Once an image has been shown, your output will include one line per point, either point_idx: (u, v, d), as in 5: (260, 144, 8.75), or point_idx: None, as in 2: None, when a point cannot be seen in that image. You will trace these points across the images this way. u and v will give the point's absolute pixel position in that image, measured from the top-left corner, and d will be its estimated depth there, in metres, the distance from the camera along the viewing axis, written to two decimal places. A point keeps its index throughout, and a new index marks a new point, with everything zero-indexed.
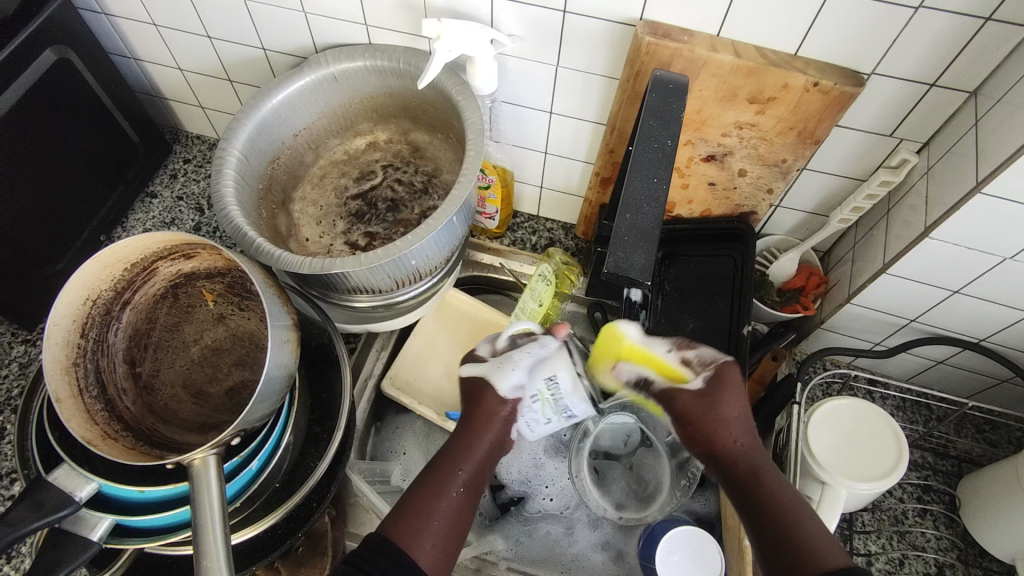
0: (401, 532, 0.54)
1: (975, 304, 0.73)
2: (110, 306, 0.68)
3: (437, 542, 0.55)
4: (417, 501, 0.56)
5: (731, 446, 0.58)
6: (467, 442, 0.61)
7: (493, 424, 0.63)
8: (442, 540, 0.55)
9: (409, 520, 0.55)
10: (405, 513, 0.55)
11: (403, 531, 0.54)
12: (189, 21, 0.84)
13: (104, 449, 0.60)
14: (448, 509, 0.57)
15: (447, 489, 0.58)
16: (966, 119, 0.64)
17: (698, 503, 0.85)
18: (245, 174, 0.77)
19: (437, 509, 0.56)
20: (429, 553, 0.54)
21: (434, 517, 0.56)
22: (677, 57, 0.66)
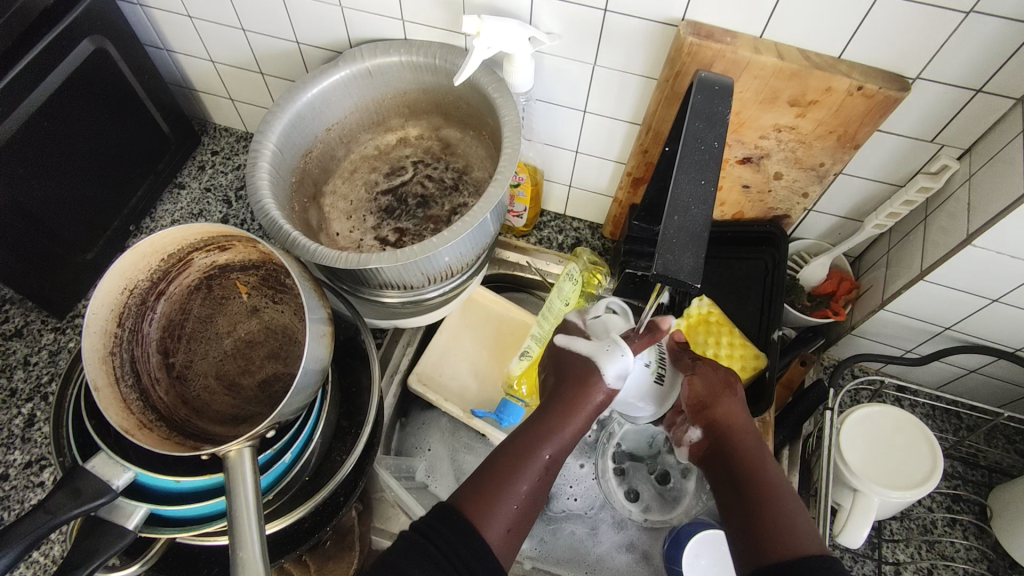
0: (477, 510, 0.50)
1: (1013, 313, 0.72)
2: (146, 296, 0.68)
3: (509, 522, 0.51)
4: (499, 475, 0.52)
5: (736, 429, 0.58)
6: (560, 422, 0.56)
7: (590, 409, 0.58)
8: (514, 524, 0.51)
9: (486, 496, 0.51)
10: (477, 490, 0.52)
11: (477, 507, 0.50)
12: (224, 14, 0.84)
13: (140, 438, 0.61)
14: (523, 490, 0.52)
15: (522, 468, 0.53)
16: (1012, 126, 0.63)
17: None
18: (279, 167, 0.77)
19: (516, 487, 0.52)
20: (501, 536, 0.50)
21: (508, 501, 0.51)
22: (720, 57, 0.65)
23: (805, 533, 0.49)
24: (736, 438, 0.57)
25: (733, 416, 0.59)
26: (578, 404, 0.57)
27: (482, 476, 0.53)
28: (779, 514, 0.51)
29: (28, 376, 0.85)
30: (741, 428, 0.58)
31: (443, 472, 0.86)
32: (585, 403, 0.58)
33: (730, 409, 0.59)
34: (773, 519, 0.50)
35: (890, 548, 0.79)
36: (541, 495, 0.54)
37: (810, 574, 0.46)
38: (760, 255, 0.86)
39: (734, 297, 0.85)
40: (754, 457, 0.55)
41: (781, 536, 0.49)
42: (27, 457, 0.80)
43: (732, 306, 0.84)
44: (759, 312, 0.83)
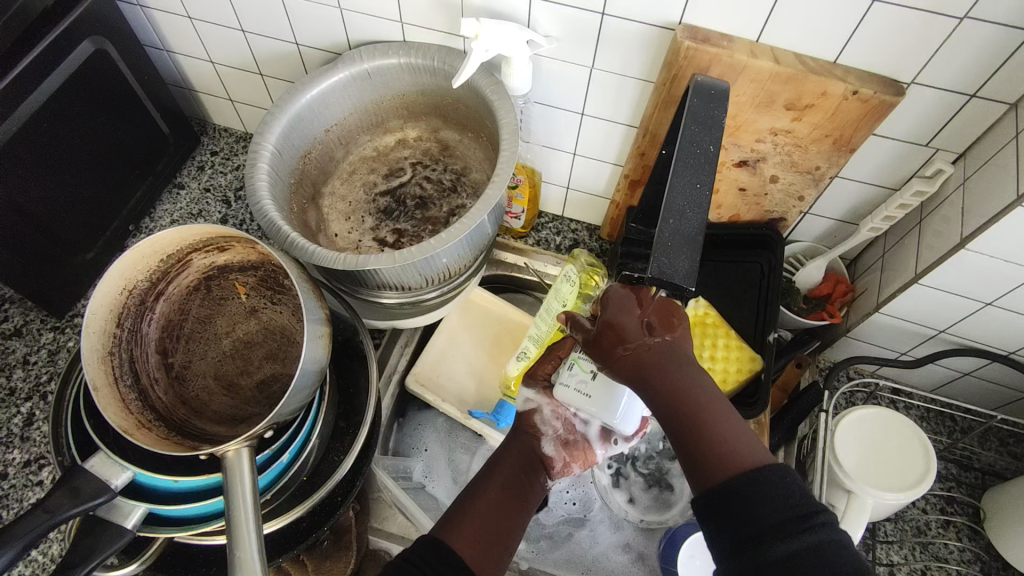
0: (456, 532, 0.53)
1: (1007, 317, 0.72)
2: (145, 296, 0.68)
3: (488, 546, 0.53)
4: (472, 503, 0.56)
5: (656, 355, 0.53)
6: (512, 457, 0.62)
7: (533, 445, 0.65)
8: (494, 547, 0.54)
9: (463, 519, 0.54)
10: (457, 515, 0.55)
11: (456, 529, 0.54)
12: (224, 15, 0.85)
13: (139, 438, 0.61)
14: (496, 515, 0.56)
15: (491, 498, 0.57)
16: (1006, 130, 0.64)
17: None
18: (278, 168, 0.77)
19: (487, 512, 0.56)
20: (480, 552, 0.53)
21: (480, 523, 0.54)
22: (716, 62, 0.65)
23: (739, 448, 0.48)
24: (653, 362, 0.53)
25: (648, 341, 0.54)
26: (522, 443, 0.64)
27: (459, 504, 0.56)
28: (712, 437, 0.49)
29: (27, 376, 0.85)
30: (660, 350, 0.54)
31: (441, 472, 0.86)
32: (528, 438, 0.65)
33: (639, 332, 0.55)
34: (706, 442, 0.49)
35: (884, 550, 0.79)
36: (517, 519, 0.57)
37: (747, 490, 0.45)
38: (756, 258, 0.86)
39: (731, 300, 0.85)
40: (680, 376, 0.52)
41: (717, 458, 0.48)
42: (26, 456, 0.81)
43: (729, 309, 0.85)
44: (755, 314, 0.84)
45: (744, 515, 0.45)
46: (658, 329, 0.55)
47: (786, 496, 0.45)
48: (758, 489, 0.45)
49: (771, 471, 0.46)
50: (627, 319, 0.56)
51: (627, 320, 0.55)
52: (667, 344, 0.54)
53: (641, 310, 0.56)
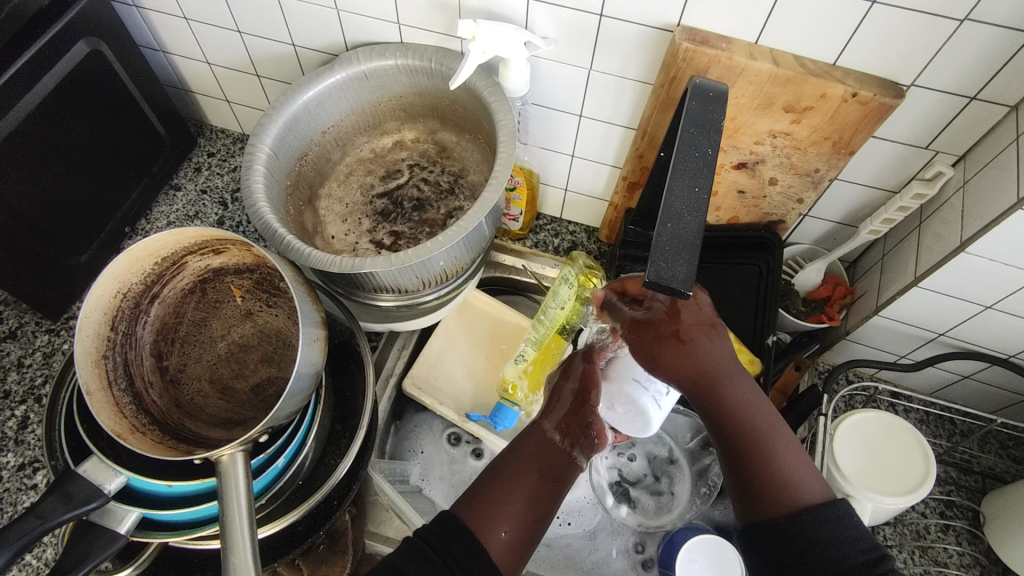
0: (479, 514, 0.50)
1: (1007, 320, 0.72)
2: (140, 299, 0.68)
3: (514, 529, 0.50)
4: (503, 481, 0.52)
5: (720, 380, 0.53)
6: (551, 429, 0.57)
7: (580, 409, 0.60)
8: (522, 528, 0.50)
9: (484, 499, 0.51)
10: (480, 497, 0.51)
11: (478, 510, 0.50)
12: (220, 16, 0.84)
13: (133, 443, 0.60)
14: (523, 498, 0.52)
15: (520, 480, 0.53)
16: (1007, 133, 0.63)
17: (719, 511, 0.84)
18: (275, 170, 0.77)
19: (518, 491, 0.52)
20: (504, 538, 0.49)
21: (507, 505, 0.51)
22: (715, 64, 0.65)
23: (805, 483, 0.49)
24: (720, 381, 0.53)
25: (707, 360, 0.54)
26: (568, 407, 0.59)
27: (488, 480, 0.53)
28: (771, 465, 0.50)
29: (22, 378, 0.85)
30: (722, 373, 0.53)
31: (438, 475, 0.86)
32: (574, 404, 0.60)
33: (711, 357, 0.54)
34: (765, 471, 0.50)
35: None
36: (545, 505, 0.52)
37: (809, 528, 0.46)
38: (755, 260, 0.86)
39: (730, 302, 0.85)
40: (737, 401, 0.52)
41: (778, 491, 0.49)
42: (20, 460, 0.80)
43: (728, 312, 0.84)
44: (754, 316, 0.84)
45: (797, 549, 0.46)
46: (720, 350, 0.54)
47: (851, 537, 0.46)
48: (812, 528, 0.46)
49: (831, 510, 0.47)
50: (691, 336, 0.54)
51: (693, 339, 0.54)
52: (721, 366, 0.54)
53: (708, 329, 0.55)
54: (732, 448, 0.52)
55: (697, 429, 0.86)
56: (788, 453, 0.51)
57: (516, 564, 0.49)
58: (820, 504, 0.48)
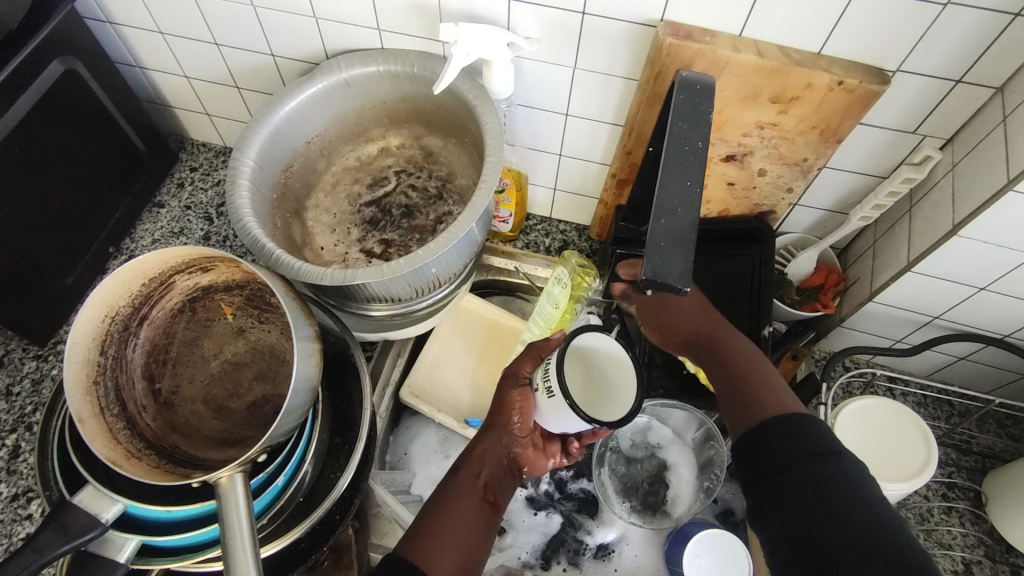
0: (418, 552, 0.53)
1: (1001, 300, 0.72)
2: (129, 321, 0.66)
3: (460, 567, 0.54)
4: (440, 515, 0.57)
5: (692, 326, 0.68)
6: (479, 456, 0.63)
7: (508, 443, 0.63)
8: (463, 556, 0.54)
9: (423, 539, 0.54)
10: (423, 529, 0.55)
11: (424, 553, 0.53)
12: (197, 28, 0.83)
13: (129, 470, 0.59)
14: (463, 526, 0.56)
15: (457, 505, 0.58)
16: (992, 115, 0.64)
17: (724, 490, 0.86)
18: (259, 184, 0.76)
19: (458, 519, 0.57)
20: (448, 566, 0.53)
21: (448, 547, 0.54)
22: (700, 57, 0.65)
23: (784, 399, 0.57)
24: (727, 347, 0.65)
25: (691, 322, 0.69)
26: (497, 438, 0.63)
27: (425, 519, 0.57)
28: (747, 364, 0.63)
29: (11, 407, 0.83)
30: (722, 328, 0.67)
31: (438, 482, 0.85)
32: (507, 433, 0.63)
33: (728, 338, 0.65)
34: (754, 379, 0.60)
35: None
36: (482, 540, 0.57)
37: (784, 426, 0.54)
38: (748, 253, 0.85)
39: (725, 295, 0.84)
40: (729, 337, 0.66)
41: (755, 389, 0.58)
42: (14, 490, 0.79)
43: (724, 305, 0.84)
44: (750, 309, 0.83)
45: (775, 440, 0.53)
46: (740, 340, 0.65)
47: (816, 438, 0.52)
48: (793, 431, 0.53)
49: (807, 418, 0.54)
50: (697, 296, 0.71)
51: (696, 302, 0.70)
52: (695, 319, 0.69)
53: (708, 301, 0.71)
54: (709, 360, 0.65)
55: (699, 422, 0.84)
56: (747, 353, 0.64)
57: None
58: (806, 413, 0.55)
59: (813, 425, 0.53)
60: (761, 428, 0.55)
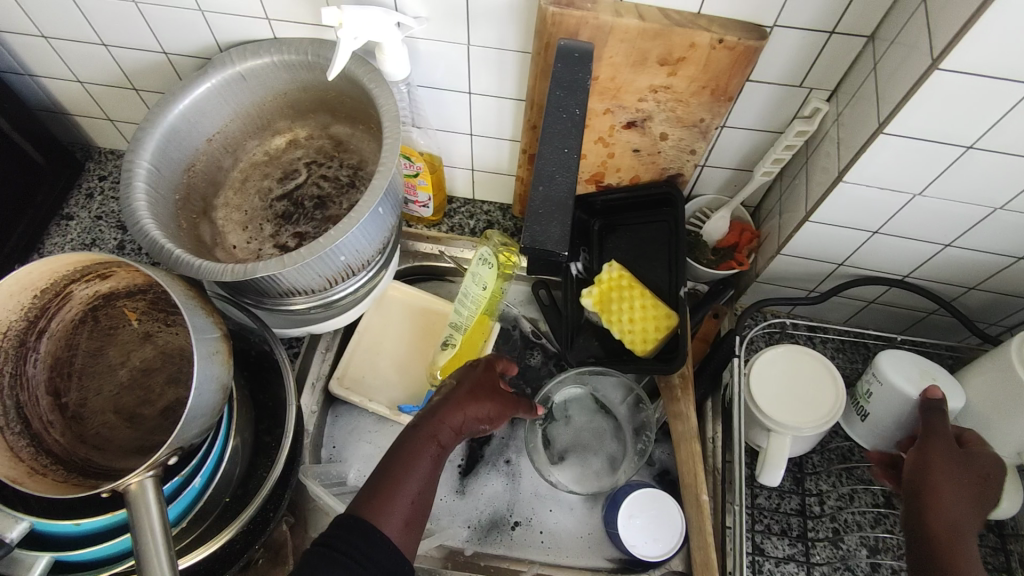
0: (375, 507, 0.54)
1: (895, 242, 0.75)
2: (24, 336, 0.64)
3: (409, 529, 0.55)
4: (395, 471, 0.56)
5: (949, 505, 0.62)
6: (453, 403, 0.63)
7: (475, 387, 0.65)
8: (413, 509, 0.55)
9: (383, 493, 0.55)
10: (378, 493, 0.55)
11: (378, 509, 0.54)
12: (81, 30, 0.80)
13: (31, 486, 0.57)
14: (421, 475, 0.57)
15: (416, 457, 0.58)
16: (867, 63, 0.66)
17: (660, 452, 0.87)
18: (158, 185, 0.74)
19: (418, 469, 0.57)
20: (400, 530, 0.54)
21: (405, 493, 0.55)
22: (584, 25, 0.65)
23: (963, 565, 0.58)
24: (935, 500, 0.63)
25: (949, 517, 0.62)
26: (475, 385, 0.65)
27: (381, 475, 0.56)
28: (939, 493, 0.63)
29: None
30: (946, 499, 0.62)
31: None
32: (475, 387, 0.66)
33: (951, 480, 0.64)
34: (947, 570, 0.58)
35: (812, 480, 0.82)
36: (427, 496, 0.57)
37: None
38: (660, 217, 0.87)
39: (643, 260, 0.86)
40: (938, 455, 0.65)
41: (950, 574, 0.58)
42: None
43: (642, 270, 0.86)
44: (668, 271, 0.85)
45: None
46: (966, 494, 0.63)
47: None
48: None
49: None
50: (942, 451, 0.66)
51: (937, 464, 0.65)
52: (966, 501, 0.63)
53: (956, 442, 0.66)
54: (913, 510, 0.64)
55: (628, 387, 0.85)
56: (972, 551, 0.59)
57: (413, 547, 0.55)
58: None
59: None
60: None
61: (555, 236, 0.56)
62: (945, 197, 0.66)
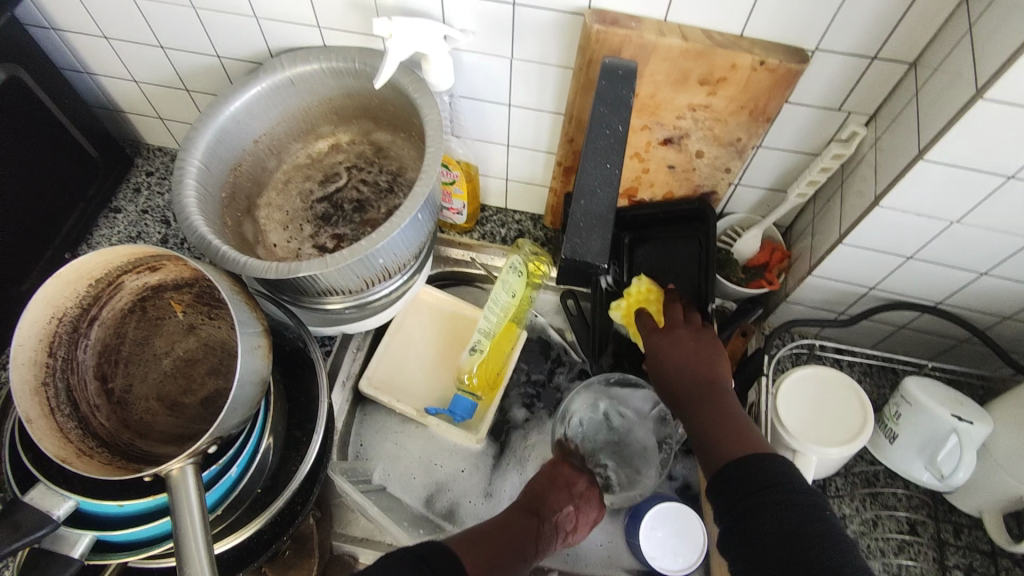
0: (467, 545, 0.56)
1: (930, 268, 0.75)
2: (78, 323, 0.67)
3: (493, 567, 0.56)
4: (486, 527, 0.60)
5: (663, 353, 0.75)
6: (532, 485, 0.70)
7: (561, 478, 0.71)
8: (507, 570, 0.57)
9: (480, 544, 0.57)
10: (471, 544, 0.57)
11: (473, 556, 0.55)
12: (140, 32, 0.83)
13: (79, 466, 0.60)
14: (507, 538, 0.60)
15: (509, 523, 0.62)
16: (908, 90, 0.66)
17: (682, 467, 0.87)
18: (207, 183, 0.77)
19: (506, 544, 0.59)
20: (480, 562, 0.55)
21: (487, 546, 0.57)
22: (627, 43, 0.67)
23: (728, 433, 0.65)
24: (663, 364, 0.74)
25: (684, 381, 0.71)
26: (556, 479, 0.70)
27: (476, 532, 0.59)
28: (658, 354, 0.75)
29: None
30: (666, 352, 0.74)
31: (401, 471, 0.87)
32: (561, 480, 0.70)
33: (673, 354, 0.74)
34: (721, 430, 0.65)
35: (836, 503, 0.82)
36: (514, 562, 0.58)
37: (755, 493, 0.57)
38: (694, 233, 0.88)
39: (673, 275, 0.87)
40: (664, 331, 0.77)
41: (730, 441, 0.64)
42: None
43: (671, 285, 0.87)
44: (697, 287, 0.85)
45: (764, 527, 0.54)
46: (677, 345, 0.74)
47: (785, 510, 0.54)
48: (771, 505, 0.55)
49: (772, 471, 0.58)
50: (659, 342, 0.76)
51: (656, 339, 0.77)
52: (689, 359, 0.73)
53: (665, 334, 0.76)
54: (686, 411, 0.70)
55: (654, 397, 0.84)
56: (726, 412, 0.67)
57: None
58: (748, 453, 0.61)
59: (774, 470, 0.58)
60: (731, 474, 0.60)
61: (596, 249, 0.57)
62: (983, 226, 0.66)
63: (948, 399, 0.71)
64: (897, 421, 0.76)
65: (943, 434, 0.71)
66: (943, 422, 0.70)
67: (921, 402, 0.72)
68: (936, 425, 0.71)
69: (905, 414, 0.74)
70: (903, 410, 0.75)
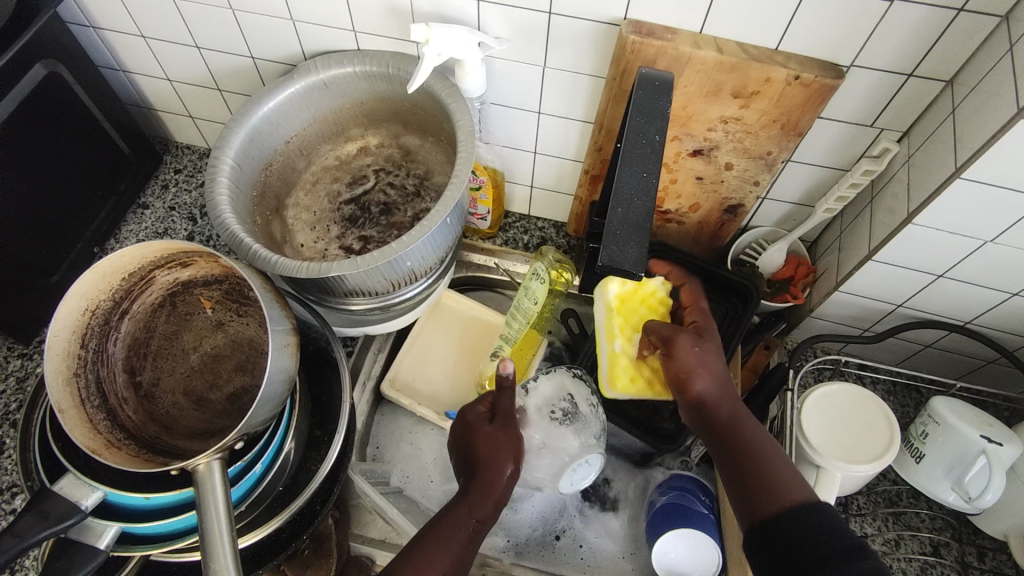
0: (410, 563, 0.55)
1: (960, 287, 0.74)
2: (109, 316, 0.68)
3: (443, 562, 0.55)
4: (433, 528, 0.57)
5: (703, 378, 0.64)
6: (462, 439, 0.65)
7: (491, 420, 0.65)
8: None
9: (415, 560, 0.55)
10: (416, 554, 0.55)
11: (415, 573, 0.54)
12: (178, 31, 0.85)
13: (108, 458, 0.61)
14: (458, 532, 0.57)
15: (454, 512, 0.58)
16: (943, 108, 0.66)
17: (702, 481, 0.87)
18: (239, 182, 0.77)
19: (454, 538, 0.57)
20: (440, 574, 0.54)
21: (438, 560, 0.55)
22: (662, 54, 0.67)
23: (768, 463, 0.59)
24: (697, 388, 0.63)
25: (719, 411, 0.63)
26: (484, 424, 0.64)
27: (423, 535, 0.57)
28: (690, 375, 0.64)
29: None
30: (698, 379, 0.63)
31: (419, 475, 0.87)
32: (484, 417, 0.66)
33: (707, 382, 0.63)
34: (757, 477, 0.58)
35: (857, 522, 0.81)
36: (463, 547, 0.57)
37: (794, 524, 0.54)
38: None
39: None
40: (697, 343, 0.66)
41: (769, 487, 0.57)
42: None
43: None
44: None
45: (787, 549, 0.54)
46: (706, 357, 0.65)
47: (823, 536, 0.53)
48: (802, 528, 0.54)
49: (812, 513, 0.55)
50: (681, 350, 0.65)
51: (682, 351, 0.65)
52: (722, 389, 0.63)
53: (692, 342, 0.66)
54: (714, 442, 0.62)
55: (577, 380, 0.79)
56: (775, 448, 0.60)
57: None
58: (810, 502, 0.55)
59: (823, 518, 0.54)
60: (770, 526, 0.55)
61: (631, 257, 0.57)
62: (1017, 246, 0.66)
63: (978, 421, 0.71)
64: (924, 440, 0.75)
65: (972, 455, 0.70)
66: (972, 442, 0.69)
67: (951, 421, 0.71)
68: (964, 445, 0.70)
69: (934, 434, 0.74)
70: (932, 429, 0.74)
